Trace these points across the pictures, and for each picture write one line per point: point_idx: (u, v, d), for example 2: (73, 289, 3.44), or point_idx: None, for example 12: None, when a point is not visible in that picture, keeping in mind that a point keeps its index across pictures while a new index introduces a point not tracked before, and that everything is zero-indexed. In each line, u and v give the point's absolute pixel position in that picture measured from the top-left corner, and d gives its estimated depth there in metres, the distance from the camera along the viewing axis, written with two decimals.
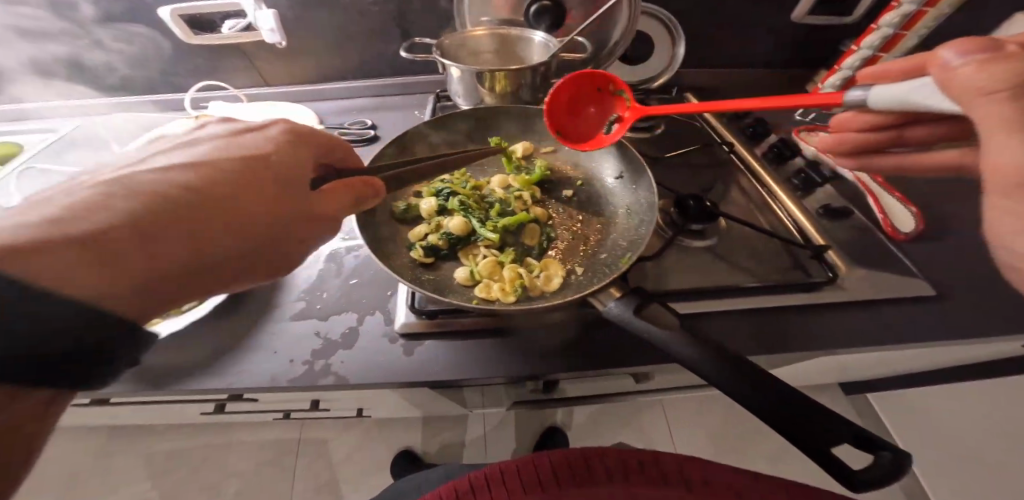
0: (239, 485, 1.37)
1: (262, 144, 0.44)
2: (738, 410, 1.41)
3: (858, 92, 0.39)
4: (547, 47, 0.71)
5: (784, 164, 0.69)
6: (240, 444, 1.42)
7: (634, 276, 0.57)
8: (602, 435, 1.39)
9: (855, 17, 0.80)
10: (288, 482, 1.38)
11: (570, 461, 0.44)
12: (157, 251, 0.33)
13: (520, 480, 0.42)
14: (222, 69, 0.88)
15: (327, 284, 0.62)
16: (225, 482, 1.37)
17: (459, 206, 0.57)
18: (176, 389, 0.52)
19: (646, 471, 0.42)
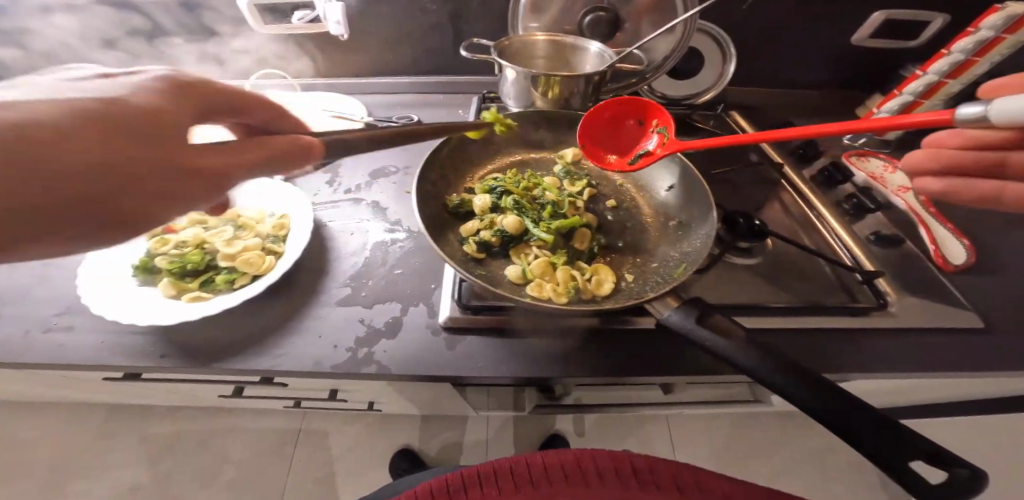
0: (236, 473, 1.35)
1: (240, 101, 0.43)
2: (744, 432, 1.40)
3: (974, 108, 0.36)
4: (602, 57, 0.72)
5: (834, 188, 0.69)
6: (241, 431, 1.41)
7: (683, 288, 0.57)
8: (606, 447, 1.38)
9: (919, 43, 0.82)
10: (286, 472, 1.36)
11: (560, 463, 0.43)
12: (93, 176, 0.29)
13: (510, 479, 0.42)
14: (275, 56, 0.90)
15: (371, 272, 0.63)
16: (223, 467, 1.35)
17: (513, 205, 0.58)
18: (222, 367, 0.52)
19: (641, 478, 0.41)
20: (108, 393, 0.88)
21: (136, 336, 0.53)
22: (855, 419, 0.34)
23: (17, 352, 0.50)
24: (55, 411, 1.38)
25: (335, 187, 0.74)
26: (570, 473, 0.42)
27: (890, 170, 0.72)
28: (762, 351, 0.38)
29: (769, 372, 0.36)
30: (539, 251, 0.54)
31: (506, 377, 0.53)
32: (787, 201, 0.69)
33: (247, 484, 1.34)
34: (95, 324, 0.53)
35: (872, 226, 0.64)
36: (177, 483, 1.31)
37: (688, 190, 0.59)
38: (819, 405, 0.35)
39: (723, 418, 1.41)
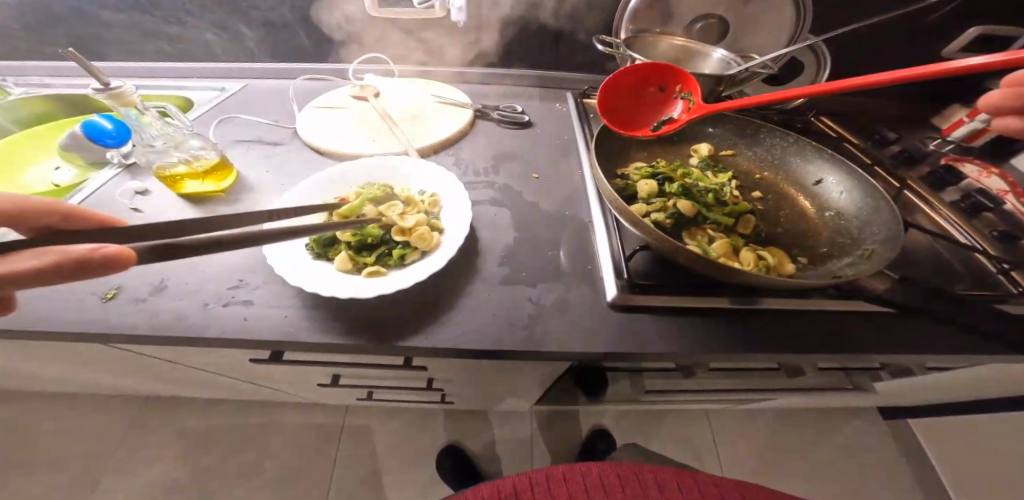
0: (277, 470, 1.29)
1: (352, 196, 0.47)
2: (783, 430, 1.43)
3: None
4: (726, 64, 0.75)
5: (944, 189, 0.74)
6: (282, 426, 1.36)
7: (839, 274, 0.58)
8: (654, 446, 1.39)
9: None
10: (329, 471, 1.31)
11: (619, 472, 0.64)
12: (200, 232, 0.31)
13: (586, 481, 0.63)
14: (379, 41, 0.89)
15: (523, 254, 0.63)
16: (263, 465, 1.29)
17: (679, 191, 0.59)
18: (403, 342, 0.51)
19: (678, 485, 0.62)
20: (186, 379, 0.84)
21: (312, 309, 0.51)
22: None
23: (200, 325, 0.48)
24: (79, 402, 1.29)
25: (464, 170, 0.74)
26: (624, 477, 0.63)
27: (987, 175, 0.72)
28: None
29: None
30: (715, 233, 0.56)
31: (684, 356, 0.53)
32: (903, 198, 0.72)
33: (289, 482, 1.28)
34: (271, 298, 0.51)
35: (987, 224, 0.68)
36: (214, 481, 1.24)
37: (843, 179, 0.61)
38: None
39: (762, 417, 1.45)
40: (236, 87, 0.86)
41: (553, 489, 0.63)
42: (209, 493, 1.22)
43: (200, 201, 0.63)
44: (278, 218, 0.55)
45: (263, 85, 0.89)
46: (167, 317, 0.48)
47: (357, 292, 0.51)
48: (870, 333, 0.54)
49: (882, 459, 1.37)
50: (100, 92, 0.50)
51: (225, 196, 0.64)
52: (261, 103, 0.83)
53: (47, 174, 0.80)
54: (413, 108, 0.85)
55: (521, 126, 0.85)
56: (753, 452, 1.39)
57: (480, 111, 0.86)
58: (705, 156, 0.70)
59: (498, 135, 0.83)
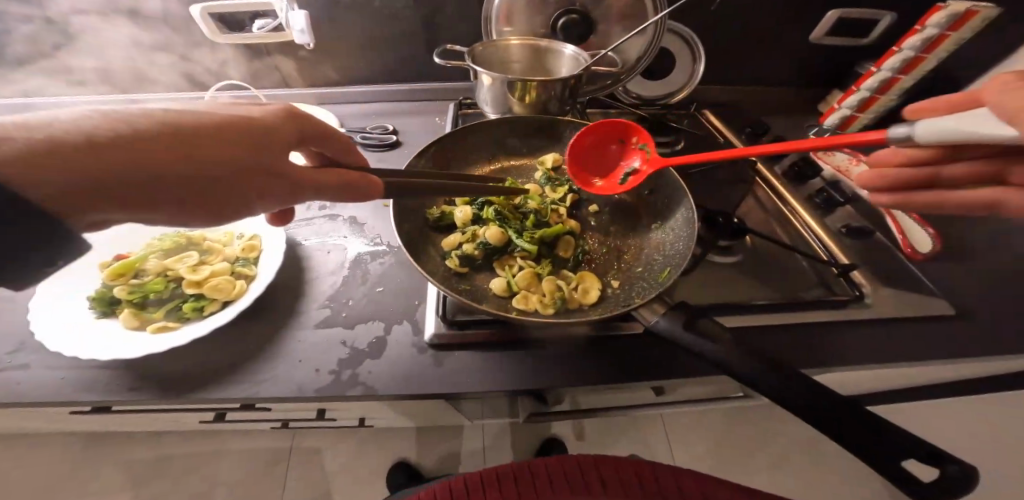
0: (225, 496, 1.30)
1: (270, 113, 0.42)
2: (735, 420, 1.40)
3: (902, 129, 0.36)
4: (576, 61, 0.72)
5: (806, 183, 0.70)
6: (229, 453, 1.35)
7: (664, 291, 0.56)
8: (602, 446, 1.37)
9: (871, 39, 0.83)
10: (277, 493, 1.32)
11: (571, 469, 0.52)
12: (146, 167, 0.32)
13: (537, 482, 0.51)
14: (241, 68, 0.86)
15: (351, 291, 0.61)
16: (210, 492, 1.30)
17: (495, 216, 0.57)
18: (195, 397, 0.50)
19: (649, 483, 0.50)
20: (82, 425, 0.84)
21: (102, 370, 0.50)
22: (839, 415, 0.35)
23: None
24: (25, 445, 1.29)
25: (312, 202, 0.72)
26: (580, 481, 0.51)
27: (854, 163, 0.71)
28: (751, 355, 0.38)
29: (761, 375, 0.37)
30: (523, 262, 0.53)
31: (494, 392, 0.52)
32: (761, 198, 0.70)
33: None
34: (60, 362, 0.50)
35: (842, 220, 0.66)
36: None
37: (669, 189, 0.58)
38: (815, 408, 0.35)
39: (715, 412, 1.42)
40: None
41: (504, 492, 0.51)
42: None
43: None
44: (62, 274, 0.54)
45: None
46: None
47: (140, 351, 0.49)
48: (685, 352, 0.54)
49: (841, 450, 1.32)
50: None
51: None
52: None
53: None
54: None
55: (389, 147, 0.82)
56: (704, 448, 1.36)
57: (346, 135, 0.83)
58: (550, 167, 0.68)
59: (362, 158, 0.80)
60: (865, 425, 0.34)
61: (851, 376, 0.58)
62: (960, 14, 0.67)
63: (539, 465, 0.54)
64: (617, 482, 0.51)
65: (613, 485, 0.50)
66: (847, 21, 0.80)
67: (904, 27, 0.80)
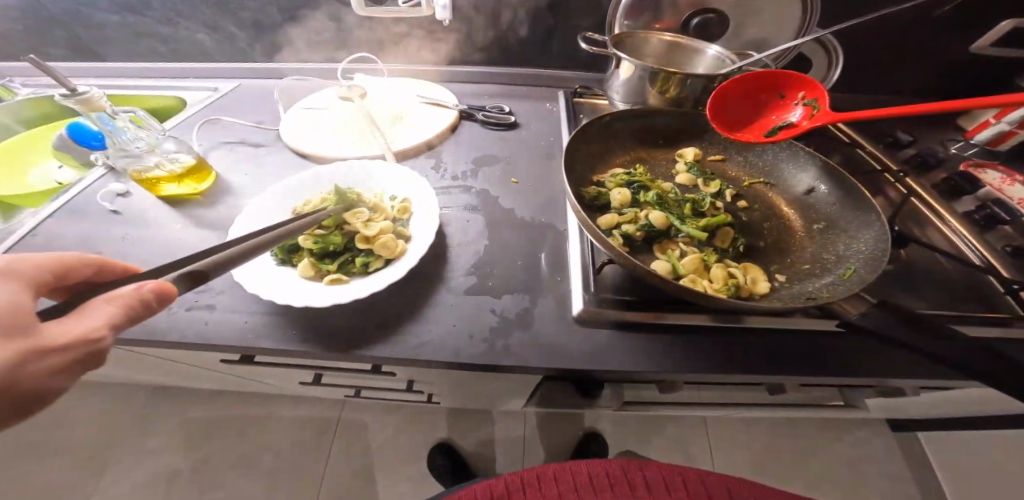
0: (274, 462, 1.25)
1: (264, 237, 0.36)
2: (807, 438, 1.28)
3: None
4: (721, 61, 0.72)
5: (958, 199, 0.68)
6: (275, 420, 1.31)
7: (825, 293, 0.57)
8: (644, 444, 1.30)
9: None
10: (323, 462, 1.27)
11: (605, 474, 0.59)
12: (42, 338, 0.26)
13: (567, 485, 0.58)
14: (373, 42, 0.90)
15: (493, 262, 0.62)
16: (259, 455, 1.25)
17: (655, 201, 0.57)
18: (359, 353, 0.51)
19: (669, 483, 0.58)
20: (176, 369, 0.84)
21: (275, 317, 0.51)
22: None
23: (161, 328, 0.49)
24: (83, 395, 1.27)
25: (442, 173, 0.73)
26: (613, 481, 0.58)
27: (1010, 183, 0.68)
28: (985, 357, 0.35)
29: (999, 373, 0.34)
30: (686, 248, 0.53)
31: (647, 374, 0.52)
32: (908, 208, 0.67)
33: (282, 475, 1.23)
34: (236, 305, 0.51)
35: (1003, 238, 0.63)
36: (209, 472, 1.21)
37: (833, 189, 0.57)
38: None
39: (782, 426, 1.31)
40: (231, 87, 0.87)
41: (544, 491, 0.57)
42: (203, 486, 1.19)
43: (177, 203, 0.61)
44: (245, 220, 0.55)
45: (257, 84, 0.89)
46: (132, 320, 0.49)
47: (306, 303, 0.48)
48: (838, 355, 0.53)
49: (907, 475, 1.20)
50: (67, 97, 0.48)
51: (202, 199, 0.62)
52: (252, 102, 0.84)
53: (50, 174, 0.80)
54: (398, 108, 0.85)
55: (506, 127, 0.84)
56: (751, 458, 1.26)
57: (466, 112, 0.85)
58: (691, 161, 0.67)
59: (483, 136, 0.82)
60: None
61: None
62: None
63: (576, 466, 0.60)
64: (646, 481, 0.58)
65: (648, 485, 0.57)
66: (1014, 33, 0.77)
67: None
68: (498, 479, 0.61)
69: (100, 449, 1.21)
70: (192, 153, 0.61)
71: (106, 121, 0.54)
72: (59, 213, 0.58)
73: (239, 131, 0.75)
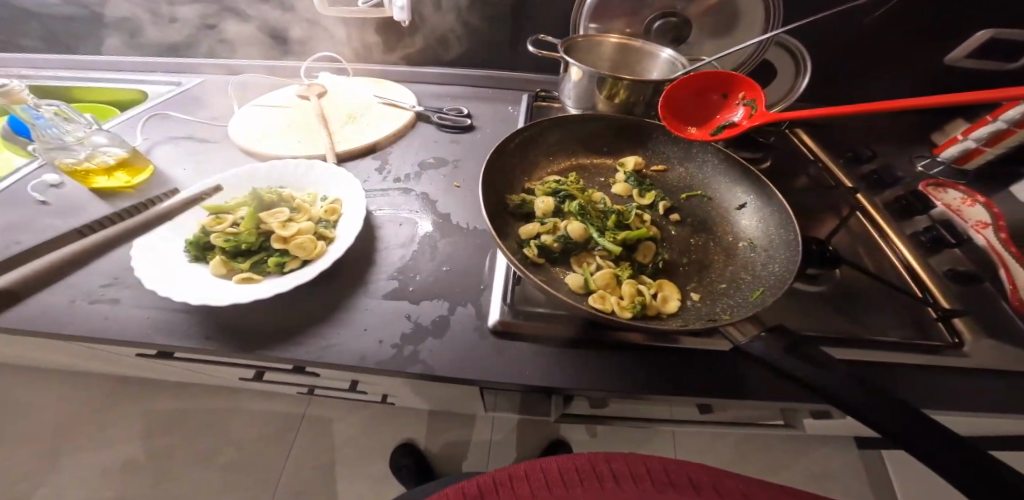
0: (235, 455, 1.26)
1: None
2: (777, 460, 1.23)
3: None
4: (672, 65, 0.70)
5: (909, 219, 0.65)
6: (240, 413, 1.32)
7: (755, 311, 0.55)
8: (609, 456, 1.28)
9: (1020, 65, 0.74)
10: (283, 458, 1.27)
11: (575, 467, 0.50)
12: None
13: (527, 485, 0.49)
14: (336, 41, 0.91)
15: (419, 266, 0.61)
16: (221, 448, 1.26)
17: (578, 211, 0.55)
18: (262, 352, 0.50)
19: (656, 477, 0.48)
20: (127, 360, 0.85)
21: (181, 314, 0.51)
22: (968, 467, 0.30)
23: (61, 322, 0.48)
24: (58, 382, 1.31)
25: (385, 174, 0.73)
26: (585, 476, 0.49)
27: (969, 203, 0.65)
28: (857, 383, 0.34)
29: (867, 408, 0.33)
30: (602, 261, 0.52)
31: (553, 388, 0.50)
32: (856, 228, 0.65)
33: (242, 468, 1.24)
34: (142, 301, 0.51)
35: (950, 262, 0.60)
36: (171, 461, 1.23)
37: (763, 205, 0.55)
38: (928, 443, 0.31)
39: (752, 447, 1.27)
40: (194, 83, 0.88)
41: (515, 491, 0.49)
42: (165, 475, 1.21)
43: (108, 195, 0.61)
44: (166, 216, 0.56)
45: (220, 81, 0.90)
46: (36, 312, 0.49)
47: (214, 301, 0.48)
48: (754, 377, 0.51)
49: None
50: None
51: (134, 192, 0.62)
52: (211, 98, 0.84)
53: None
54: (355, 107, 0.84)
55: (462, 130, 0.83)
56: None
57: (422, 113, 0.84)
58: (631, 170, 0.65)
59: (436, 139, 0.81)
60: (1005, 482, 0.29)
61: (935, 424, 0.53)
62: None
63: (545, 462, 0.51)
64: (630, 476, 0.48)
65: (625, 478, 0.48)
66: (990, 44, 0.73)
67: None
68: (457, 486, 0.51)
69: (67, 436, 1.24)
70: (125, 147, 0.62)
71: (33, 113, 0.55)
72: None
73: (189, 126, 0.76)
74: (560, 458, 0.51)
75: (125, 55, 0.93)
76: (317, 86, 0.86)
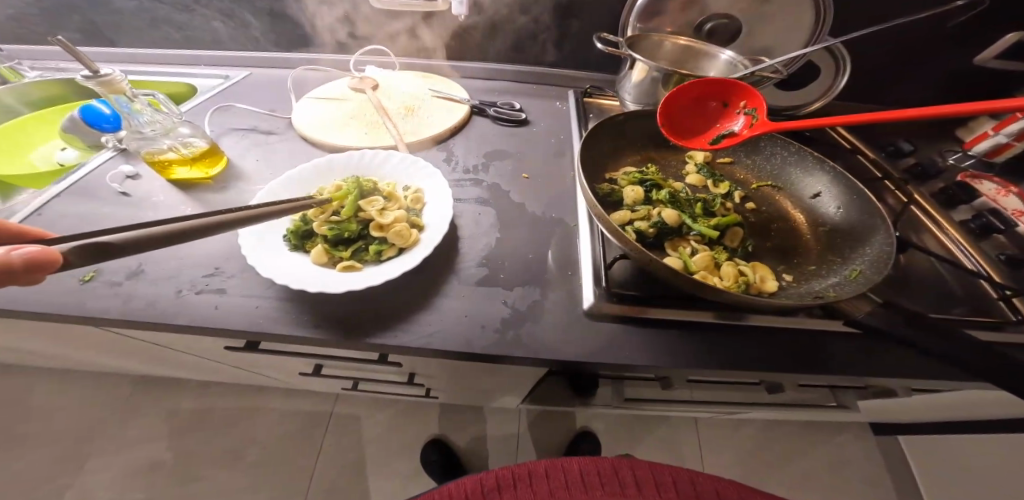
0: (266, 455, 1.24)
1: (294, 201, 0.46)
2: (797, 443, 1.29)
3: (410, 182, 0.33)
4: (732, 65, 0.73)
5: (956, 207, 0.70)
6: (269, 412, 1.30)
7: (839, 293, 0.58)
8: (637, 444, 1.31)
9: None
10: (315, 456, 1.26)
11: (593, 470, 0.61)
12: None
13: (548, 484, 0.59)
14: (386, 35, 0.90)
15: (505, 254, 0.62)
16: (251, 448, 1.24)
17: (668, 199, 0.58)
18: (373, 340, 0.51)
19: (660, 484, 0.60)
20: (177, 357, 0.84)
21: (289, 303, 0.51)
22: None
23: (170, 312, 0.48)
24: (78, 384, 1.27)
25: (454, 165, 0.74)
26: (601, 479, 0.60)
27: (1004, 193, 0.70)
28: (982, 353, 0.37)
29: (997, 373, 0.36)
30: (697, 245, 0.54)
31: (656, 367, 0.53)
32: (908, 216, 0.69)
33: (274, 468, 1.23)
34: (247, 290, 0.51)
35: (997, 247, 0.66)
36: (201, 463, 1.20)
37: (840, 193, 0.58)
38: None
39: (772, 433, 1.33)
40: (242, 75, 0.87)
41: (536, 487, 0.59)
42: (195, 476, 1.18)
43: (189, 187, 0.60)
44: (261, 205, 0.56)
45: (268, 73, 0.89)
46: (139, 302, 0.48)
47: (332, 289, 0.48)
48: (837, 353, 0.54)
49: (888, 478, 1.24)
50: (89, 79, 0.48)
51: (213, 183, 0.61)
52: (263, 90, 0.83)
53: (56, 155, 0.79)
54: (409, 101, 0.84)
55: (516, 124, 0.85)
56: (737, 457, 1.28)
57: (478, 107, 0.85)
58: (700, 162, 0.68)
59: (493, 132, 0.83)
60: None
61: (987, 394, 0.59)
62: None
63: (568, 464, 0.62)
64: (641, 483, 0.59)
65: (646, 484, 0.60)
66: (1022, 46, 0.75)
67: None
68: (488, 473, 0.62)
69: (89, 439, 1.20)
70: (206, 138, 0.61)
71: (122, 102, 0.53)
72: (69, 193, 0.58)
73: (250, 118, 0.75)
74: (582, 461, 0.62)
75: (164, 46, 0.91)
76: (371, 79, 0.86)
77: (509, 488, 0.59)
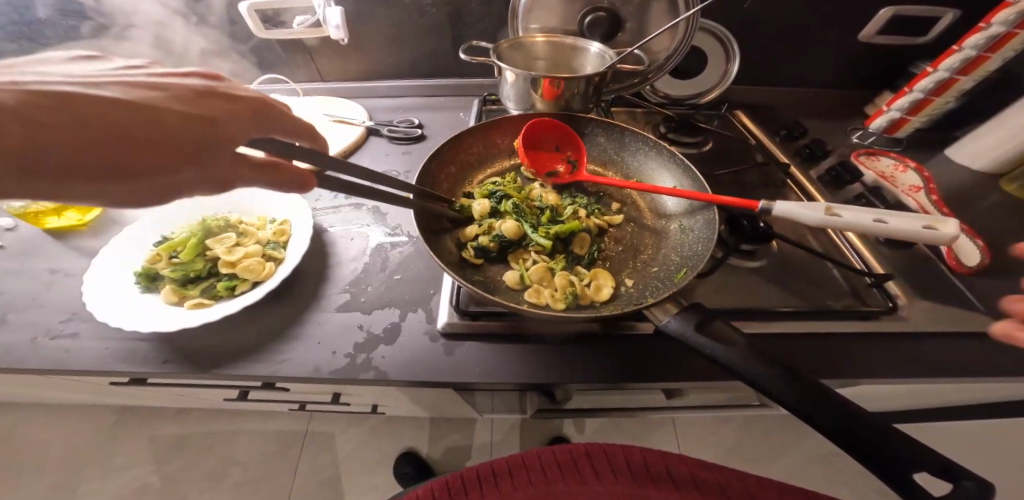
0: (240, 475, 1.24)
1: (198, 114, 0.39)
2: (776, 437, 1.24)
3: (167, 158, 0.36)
4: (602, 58, 0.72)
5: (843, 188, 0.68)
6: (245, 434, 1.30)
7: (707, 293, 0.57)
8: None
9: (932, 37, 0.76)
10: (288, 477, 1.25)
11: (561, 462, 0.54)
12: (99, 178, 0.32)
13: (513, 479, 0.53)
14: (284, 63, 0.93)
15: (371, 278, 0.63)
16: (227, 470, 1.24)
17: (512, 210, 0.59)
18: (220, 373, 0.52)
19: (638, 473, 0.52)
20: (114, 397, 0.86)
21: (141, 343, 0.54)
22: (854, 425, 0.34)
23: (27, 355, 0.52)
24: (59, 415, 1.29)
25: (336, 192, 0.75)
26: (571, 470, 0.53)
27: (902, 169, 0.69)
28: (758, 359, 0.37)
29: (766, 382, 0.36)
30: (537, 257, 0.55)
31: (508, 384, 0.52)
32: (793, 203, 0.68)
33: (251, 490, 1.22)
34: (97, 332, 0.54)
35: None
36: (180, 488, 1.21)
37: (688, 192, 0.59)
38: (812, 405, 0.35)
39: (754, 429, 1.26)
40: None
41: (503, 488, 0.52)
42: None
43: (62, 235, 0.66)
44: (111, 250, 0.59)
45: None
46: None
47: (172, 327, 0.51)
48: (690, 357, 0.54)
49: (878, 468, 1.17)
50: None
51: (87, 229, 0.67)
52: None
53: None
54: None
55: (413, 141, 0.85)
56: (717, 454, 1.23)
57: (373, 128, 0.85)
58: None
59: (387, 151, 0.83)
60: (880, 435, 0.34)
61: (876, 390, 0.56)
62: (999, 35, 0.61)
63: (535, 457, 0.55)
64: (611, 471, 0.52)
65: (609, 472, 0.52)
66: (898, 20, 0.74)
67: (970, 22, 0.73)
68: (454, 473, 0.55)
69: (73, 471, 1.22)
70: None
71: None
72: None
73: None
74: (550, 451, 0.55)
75: None
76: None
77: (475, 490, 0.52)
